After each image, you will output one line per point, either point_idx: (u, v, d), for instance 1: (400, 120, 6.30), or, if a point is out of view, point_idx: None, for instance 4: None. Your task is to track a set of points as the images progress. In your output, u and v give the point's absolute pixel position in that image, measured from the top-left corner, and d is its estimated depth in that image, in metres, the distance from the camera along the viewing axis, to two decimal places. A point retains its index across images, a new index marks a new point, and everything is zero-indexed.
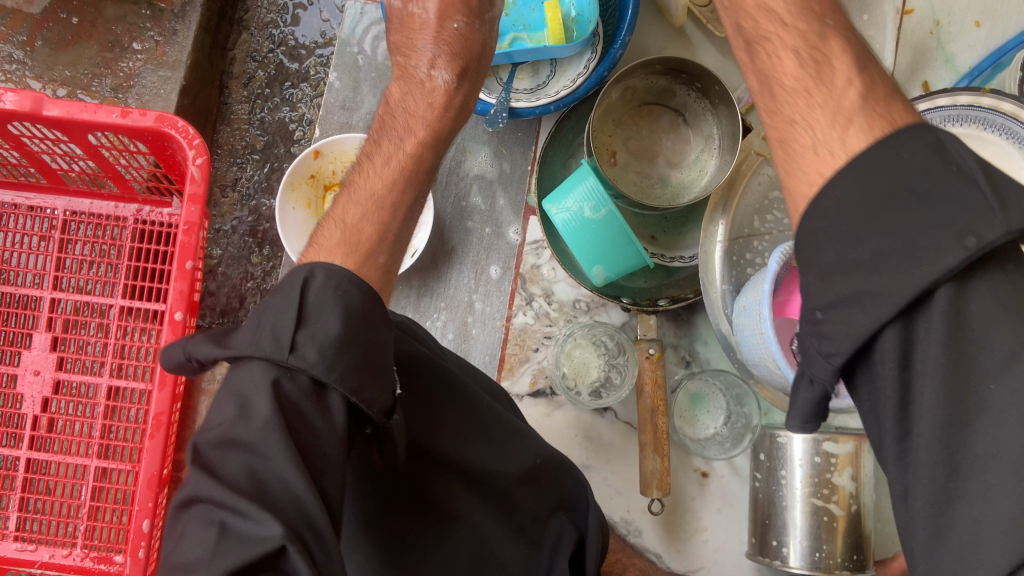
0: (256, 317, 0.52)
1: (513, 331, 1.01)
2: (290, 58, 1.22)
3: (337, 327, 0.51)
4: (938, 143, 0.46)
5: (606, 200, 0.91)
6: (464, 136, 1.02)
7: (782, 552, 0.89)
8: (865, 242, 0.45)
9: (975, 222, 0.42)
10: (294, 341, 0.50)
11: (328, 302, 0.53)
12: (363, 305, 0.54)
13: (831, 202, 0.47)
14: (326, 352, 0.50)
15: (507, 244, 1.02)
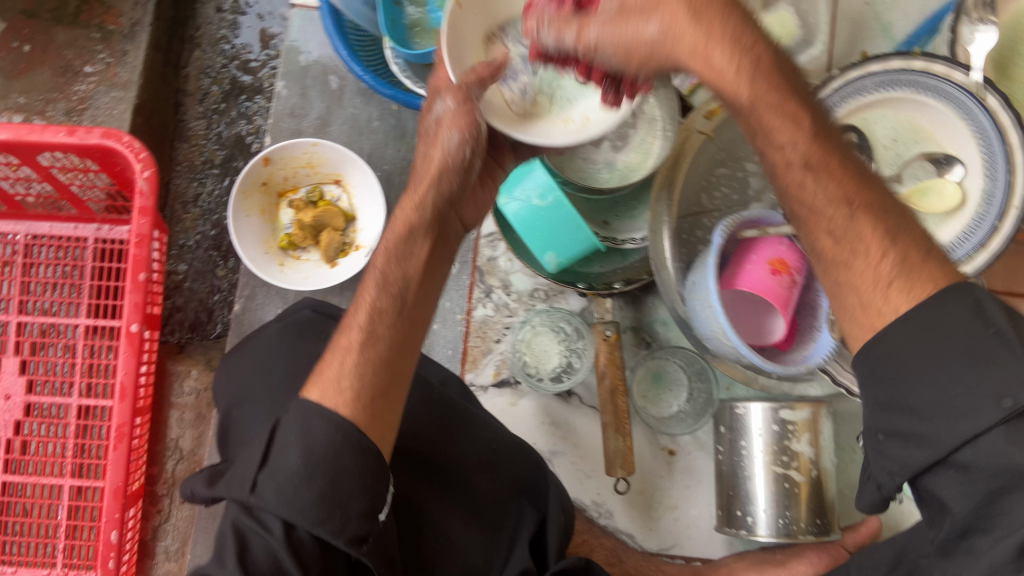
0: (236, 464, 0.58)
1: (474, 323, 1.02)
2: (243, 71, 1.24)
3: (297, 463, 0.54)
4: (979, 301, 0.49)
5: (552, 186, 0.92)
6: (413, 134, 1.03)
7: (747, 521, 0.91)
8: (921, 388, 0.49)
9: (1015, 387, 0.45)
10: (255, 482, 0.55)
11: (296, 438, 0.56)
12: (327, 430, 0.56)
13: (891, 346, 0.51)
14: (285, 485, 0.54)
15: (463, 238, 1.03)
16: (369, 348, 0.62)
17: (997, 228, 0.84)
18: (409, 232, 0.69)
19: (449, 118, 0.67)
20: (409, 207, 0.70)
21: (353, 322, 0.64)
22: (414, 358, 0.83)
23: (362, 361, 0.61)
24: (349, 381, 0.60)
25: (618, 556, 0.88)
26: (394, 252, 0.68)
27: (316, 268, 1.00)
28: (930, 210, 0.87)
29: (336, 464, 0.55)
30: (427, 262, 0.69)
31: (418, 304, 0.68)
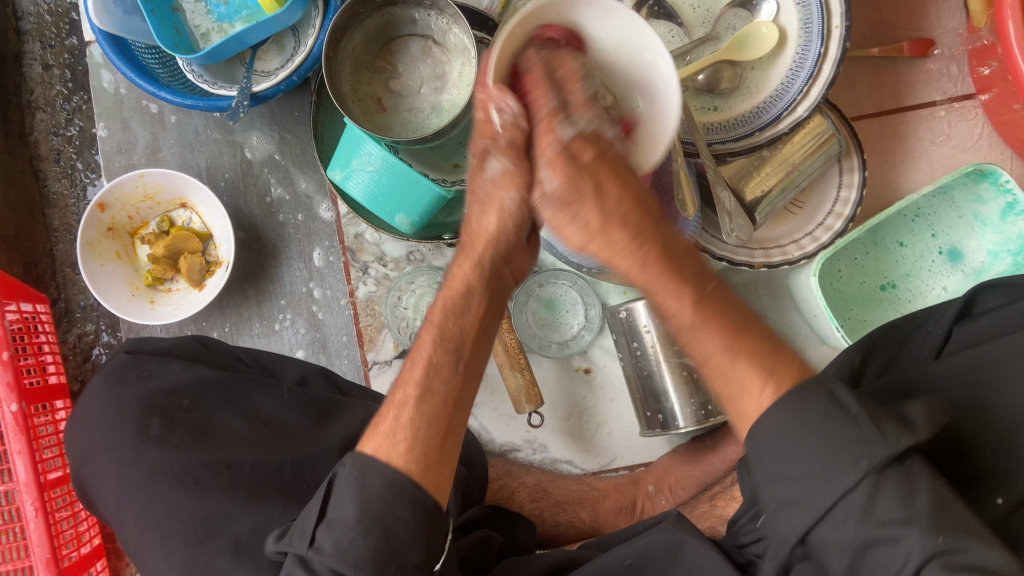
0: (313, 506, 0.57)
1: (360, 303, 1.01)
2: (89, 120, 1.10)
3: (353, 514, 0.54)
4: (829, 391, 0.49)
5: (377, 149, 0.88)
6: (244, 136, 1.01)
7: (660, 418, 0.88)
8: (794, 458, 0.49)
9: (869, 450, 0.47)
10: (314, 535, 0.55)
11: (352, 487, 0.55)
12: (383, 483, 0.55)
13: (761, 437, 0.50)
14: (342, 540, 0.54)
15: (324, 223, 1.01)
16: (422, 404, 0.60)
17: (824, 53, 0.80)
18: (467, 287, 0.64)
19: (501, 180, 0.61)
20: (464, 265, 0.65)
21: (409, 378, 0.62)
22: (274, 355, 0.81)
23: (419, 416, 0.59)
24: (404, 434, 0.58)
25: (543, 488, 0.90)
26: (451, 306, 0.64)
27: (186, 296, 1.00)
28: (751, 57, 0.84)
29: (391, 517, 0.54)
30: (484, 319, 0.65)
31: (475, 356, 0.64)
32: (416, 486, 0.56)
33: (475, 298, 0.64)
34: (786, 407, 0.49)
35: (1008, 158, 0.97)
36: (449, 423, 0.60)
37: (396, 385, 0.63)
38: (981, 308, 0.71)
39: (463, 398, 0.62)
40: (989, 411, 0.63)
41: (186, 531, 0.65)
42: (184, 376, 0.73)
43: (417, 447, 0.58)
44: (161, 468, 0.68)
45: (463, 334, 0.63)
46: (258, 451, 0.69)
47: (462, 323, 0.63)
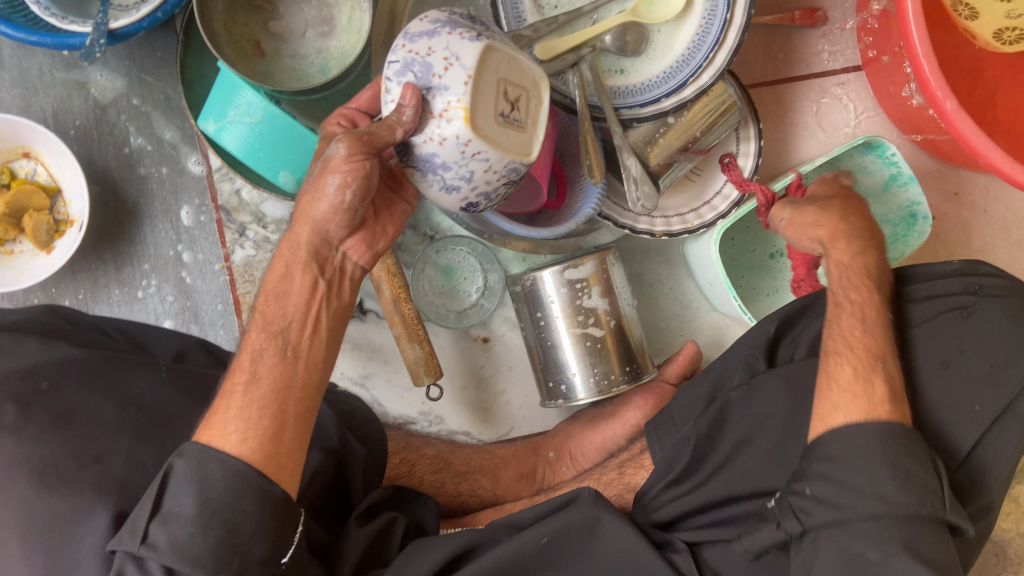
0: (151, 498, 0.53)
1: (237, 268, 0.91)
2: None
3: (191, 507, 0.52)
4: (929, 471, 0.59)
5: (256, 100, 0.79)
6: (98, 78, 0.89)
7: (563, 388, 0.87)
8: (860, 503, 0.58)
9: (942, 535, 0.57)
10: (147, 530, 0.52)
11: (192, 482, 0.53)
12: (226, 475, 0.53)
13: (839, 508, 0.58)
14: (179, 535, 0.52)
15: (193, 178, 0.91)
16: (251, 391, 0.56)
17: (730, 19, 0.79)
18: (287, 270, 0.60)
19: (334, 164, 0.56)
20: (285, 253, 0.60)
21: (238, 366, 0.58)
22: (143, 329, 0.72)
23: (247, 404, 0.56)
24: (236, 424, 0.55)
25: (444, 459, 0.87)
26: (273, 290, 0.60)
27: (33, 259, 0.89)
28: (658, 19, 0.82)
29: (234, 509, 0.53)
30: (310, 302, 0.60)
31: (309, 343, 0.60)
32: (259, 476, 0.54)
33: (299, 281, 0.59)
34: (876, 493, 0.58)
35: (887, 131, 1.01)
36: (293, 407, 0.58)
37: (225, 378, 0.59)
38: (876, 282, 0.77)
39: (293, 394, 0.58)
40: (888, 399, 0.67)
41: (46, 533, 0.57)
42: (44, 356, 0.63)
43: (251, 437, 0.55)
44: (15, 463, 0.59)
45: (287, 324, 0.59)
46: (134, 441, 0.61)
47: (286, 299, 0.59)
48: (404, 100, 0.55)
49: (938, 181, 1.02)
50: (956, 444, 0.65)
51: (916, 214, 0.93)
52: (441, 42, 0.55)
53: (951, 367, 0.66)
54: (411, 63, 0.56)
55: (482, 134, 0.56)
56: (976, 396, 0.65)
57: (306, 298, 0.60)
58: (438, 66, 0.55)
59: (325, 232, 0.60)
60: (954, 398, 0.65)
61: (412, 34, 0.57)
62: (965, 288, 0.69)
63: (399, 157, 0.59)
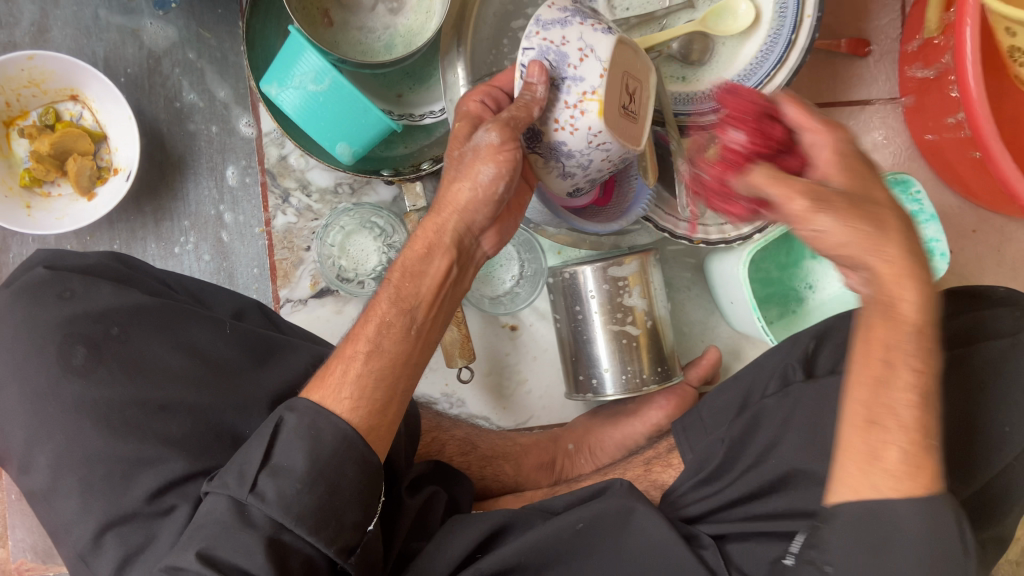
0: (259, 447, 0.55)
1: (277, 234, 0.92)
2: None
3: (303, 463, 0.54)
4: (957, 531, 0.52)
5: (326, 69, 0.79)
6: (157, 29, 0.89)
7: (593, 383, 0.87)
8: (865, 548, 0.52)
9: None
10: (256, 480, 0.53)
11: (302, 438, 0.55)
12: (336, 442, 0.55)
13: (896, 514, 0.51)
14: (288, 492, 0.53)
15: (242, 139, 0.91)
16: (373, 360, 0.59)
17: (794, 41, 0.81)
18: (428, 250, 0.62)
19: (487, 151, 0.60)
20: (429, 226, 0.63)
21: (364, 334, 0.60)
22: (202, 285, 0.71)
23: (367, 372, 0.58)
24: (350, 390, 0.57)
25: (472, 443, 0.87)
26: (409, 268, 0.62)
27: (72, 204, 0.86)
28: (726, 32, 0.84)
29: (337, 473, 0.54)
30: (442, 285, 0.63)
31: (431, 322, 0.63)
32: (363, 442, 0.56)
33: (435, 263, 0.62)
34: (922, 512, 0.51)
35: (917, 164, 1.04)
36: (400, 386, 0.60)
37: (346, 339, 0.61)
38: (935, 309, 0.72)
39: (411, 368, 0.61)
40: None
41: (104, 479, 0.57)
42: (116, 301, 0.63)
43: (362, 406, 0.57)
44: (79, 406, 0.58)
45: (417, 300, 0.61)
46: (199, 393, 0.61)
47: (421, 276, 0.62)
48: (533, 79, 0.59)
49: (956, 217, 1.05)
50: (987, 469, 0.63)
51: (932, 249, 0.93)
52: (576, 31, 0.58)
53: (989, 390, 0.64)
54: (546, 51, 0.58)
55: (612, 127, 0.60)
56: (1012, 419, 0.63)
57: (434, 279, 0.62)
58: (569, 57, 0.58)
59: (460, 217, 0.63)
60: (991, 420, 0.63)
61: (543, 21, 0.59)
62: (1015, 315, 0.67)
63: (528, 143, 0.63)
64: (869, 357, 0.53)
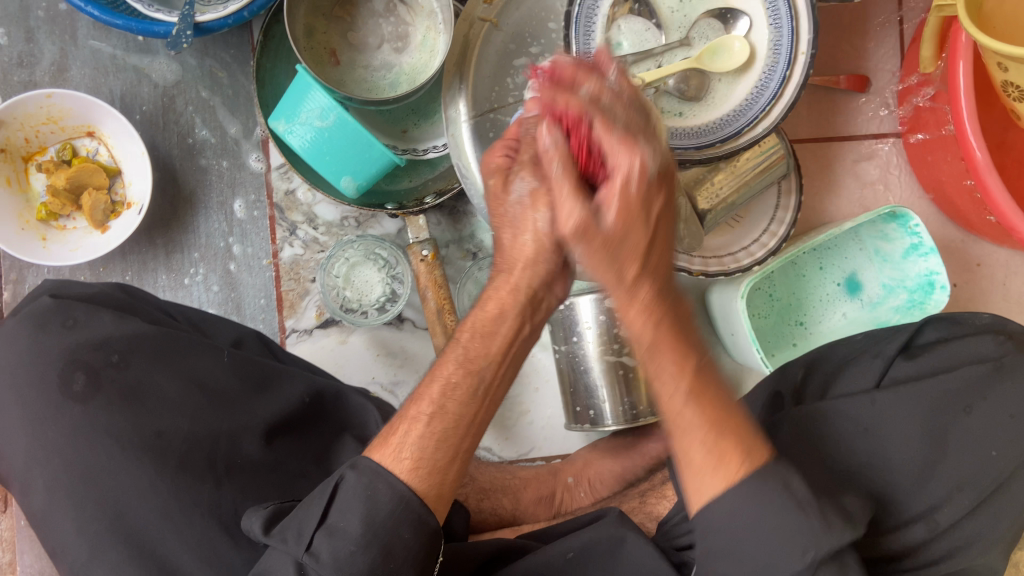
0: (319, 509, 0.54)
1: (284, 266, 0.94)
2: None
3: (358, 526, 0.52)
4: (785, 482, 0.52)
5: (331, 105, 0.82)
6: (172, 67, 0.92)
7: (591, 414, 0.88)
8: (738, 538, 0.52)
9: (821, 542, 0.51)
10: (312, 540, 0.53)
11: (359, 497, 0.53)
12: (392, 506, 0.53)
13: (717, 514, 0.52)
14: (340, 553, 0.52)
15: (252, 174, 0.93)
16: (435, 424, 0.57)
17: (788, 76, 0.82)
18: (500, 311, 0.59)
19: (528, 201, 0.58)
20: (503, 284, 0.60)
21: (426, 395, 0.58)
22: (203, 315, 0.73)
23: (428, 439, 0.56)
24: (411, 451, 0.55)
25: (469, 474, 0.88)
26: (481, 328, 0.59)
27: (86, 236, 0.89)
28: (721, 69, 0.85)
29: (393, 535, 0.53)
30: (515, 346, 0.60)
31: (498, 385, 0.60)
32: (422, 505, 0.54)
33: (502, 328, 0.59)
34: (735, 497, 0.51)
35: (919, 199, 1.04)
36: (462, 451, 0.57)
37: (410, 399, 0.59)
38: (923, 340, 0.74)
39: (476, 424, 0.59)
40: (908, 442, 0.66)
41: (101, 504, 0.58)
42: (115, 331, 0.64)
43: (421, 467, 0.55)
44: (80, 432, 0.61)
45: (485, 361, 0.59)
46: (193, 421, 0.63)
47: (489, 342, 0.59)
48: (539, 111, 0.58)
49: (960, 252, 1.05)
50: (973, 489, 0.66)
51: (932, 282, 0.94)
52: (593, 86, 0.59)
53: (973, 412, 0.67)
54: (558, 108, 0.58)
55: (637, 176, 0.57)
56: (991, 442, 0.66)
57: (505, 342, 0.59)
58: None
59: (530, 276, 0.59)
60: (973, 445, 0.66)
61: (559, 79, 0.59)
62: (996, 344, 0.70)
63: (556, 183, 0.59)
64: (669, 399, 0.53)
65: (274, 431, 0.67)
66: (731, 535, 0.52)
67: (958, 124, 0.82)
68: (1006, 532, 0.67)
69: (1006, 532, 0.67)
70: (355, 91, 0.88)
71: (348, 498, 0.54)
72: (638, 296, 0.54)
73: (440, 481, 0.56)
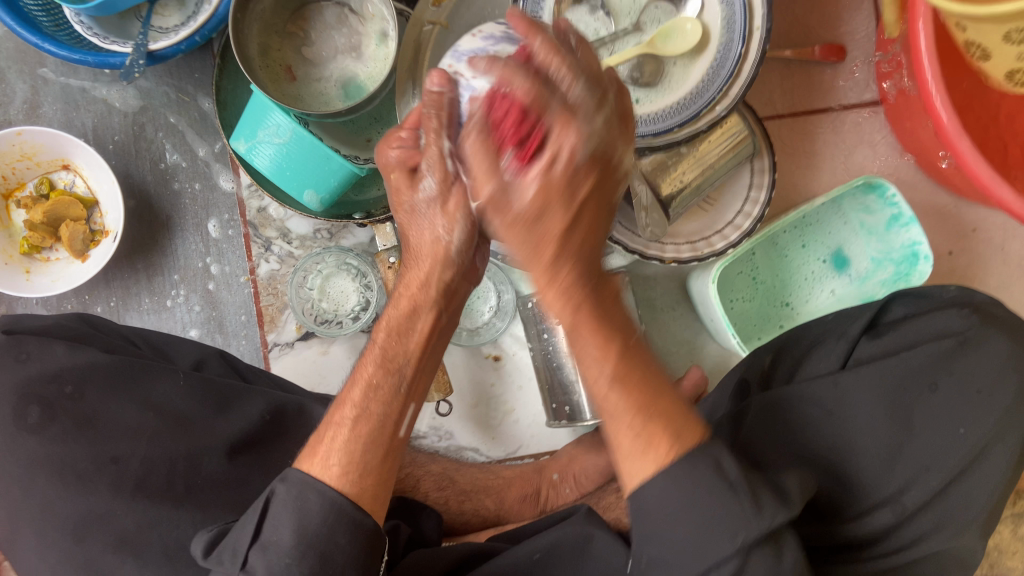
0: (253, 518, 0.53)
1: (261, 282, 0.95)
2: None
3: (290, 536, 0.52)
4: (716, 463, 0.49)
5: (285, 122, 0.82)
6: (140, 95, 0.94)
7: (568, 410, 0.87)
8: (671, 523, 0.48)
9: (744, 526, 0.47)
10: (246, 557, 0.52)
11: (291, 510, 0.53)
12: (325, 512, 0.53)
13: (648, 498, 0.49)
14: (275, 566, 0.51)
15: (224, 194, 0.95)
16: (359, 428, 0.59)
17: (745, 53, 0.79)
18: (413, 307, 0.63)
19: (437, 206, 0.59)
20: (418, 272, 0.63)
21: (350, 400, 0.61)
22: (168, 338, 0.75)
23: (354, 440, 0.58)
24: (338, 458, 0.57)
25: (449, 477, 0.88)
26: (395, 326, 0.63)
27: (68, 267, 0.92)
28: (675, 52, 0.81)
29: (328, 542, 0.52)
30: (429, 339, 0.64)
31: (419, 375, 0.64)
32: (356, 510, 0.54)
33: (418, 323, 0.63)
34: (670, 475, 0.48)
35: (906, 167, 1.01)
36: (386, 472, 0.59)
37: (336, 404, 0.62)
38: (890, 317, 0.73)
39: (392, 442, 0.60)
40: (872, 427, 0.64)
41: (61, 529, 0.61)
42: (70, 360, 0.66)
43: (351, 471, 0.57)
44: (39, 460, 0.63)
45: (404, 355, 0.63)
46: (149, 444, 0.64)
47: (402, 334, 0.63)
48: (435, 86, 0.55)
49: (953, 218, 1.01)
50: (940, 470, 0.63)
51: (917, 253, 0.92)
52: (488, 61, 0.58)
53: (939, 389, 0.65)
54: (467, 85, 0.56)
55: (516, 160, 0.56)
56: (958, 418, 0.64)
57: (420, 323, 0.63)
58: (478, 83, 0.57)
59: (436, 272, 0.62)
60: (940, 423, 0.64)
61: (460, 51, 0.60)
62: (961, 318, 0.68)
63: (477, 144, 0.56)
64: (595, 383, 0.53)
65: (237, 447, 0.68)
66: (682, 497, 0.48)
67: (924, 90, 0.78)
68: (978, 516, 0.64)
69: (982, 514, 0.64)
70: (314, 106, 0.89)
71: (285, 501, 0.53)
72: (560, 278, 0.54)
73: (370, 491, 0.57)
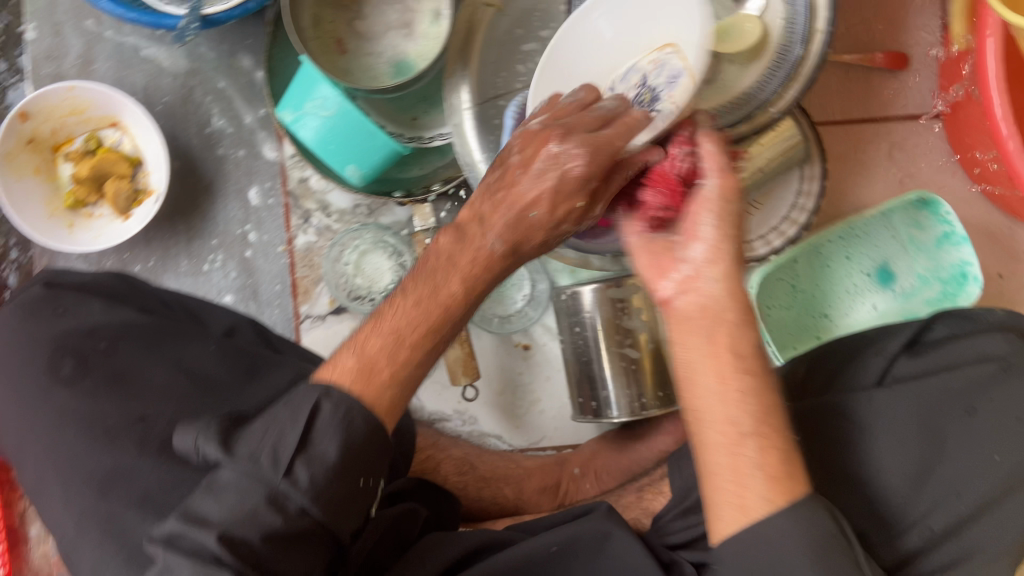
0: (293, 424, 0.51)
1: (298, 253, 0.95)
2: None
3: (337, 452, 0.50)
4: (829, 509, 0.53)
5: (332, 95, 0.82)
6: (192, 59, 0.95)
7: (595, 405, 0.87)
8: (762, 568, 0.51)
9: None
10: (291, 464, 0.49)
11: (337, 424, 0.51)
12: (367, 431, 0.52)
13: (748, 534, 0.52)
14: (318, 478, 0.50)
15: (267, 163, 0.95)
16: (399, 347, 0.56)
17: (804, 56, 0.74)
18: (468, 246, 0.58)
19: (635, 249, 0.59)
20: (535, 239, 0.59)
21: (388, 323, 0.57)
22: (202, 303, 0.76)
23: (391, 366, 0.55)
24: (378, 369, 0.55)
25: (470, 462, 0.89)
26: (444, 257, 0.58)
27: (110, 224, 0.93)
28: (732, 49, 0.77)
29: (365, 460, 0.52)
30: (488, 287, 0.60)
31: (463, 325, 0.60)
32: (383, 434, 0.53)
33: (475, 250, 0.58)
34: (792, 516, 0.52)
35: (964, 184, 0.98)
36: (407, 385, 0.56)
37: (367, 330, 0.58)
38: (932, 336, 0.70)
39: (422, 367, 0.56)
40: (905, 448, 0.62)
41: (85, 484, 0.61)
42: (104, 319, 0.68)
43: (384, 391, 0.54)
44: (69, 413, 0.63)
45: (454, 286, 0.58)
46: (175, 404, 0.64)
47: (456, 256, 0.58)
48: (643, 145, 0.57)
49: (1007, 240, 0.98)
50: (970, 496, 0.61)
51: (966, 273, 0.90)
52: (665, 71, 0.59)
53: (977, 414, 0.63)
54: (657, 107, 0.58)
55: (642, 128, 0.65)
56: (996, 446, 0.62)
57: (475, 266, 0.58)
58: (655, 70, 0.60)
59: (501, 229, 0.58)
60: (975, 449, 0.62)
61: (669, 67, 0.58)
62: (1003, 343, 0.66)
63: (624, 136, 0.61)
64: (709, 416, 0.55)
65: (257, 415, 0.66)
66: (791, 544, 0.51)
67: (988, 104, 0.75)
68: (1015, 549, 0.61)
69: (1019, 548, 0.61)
70: (363, 80, 0.89)
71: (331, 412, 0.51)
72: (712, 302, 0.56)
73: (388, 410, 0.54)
